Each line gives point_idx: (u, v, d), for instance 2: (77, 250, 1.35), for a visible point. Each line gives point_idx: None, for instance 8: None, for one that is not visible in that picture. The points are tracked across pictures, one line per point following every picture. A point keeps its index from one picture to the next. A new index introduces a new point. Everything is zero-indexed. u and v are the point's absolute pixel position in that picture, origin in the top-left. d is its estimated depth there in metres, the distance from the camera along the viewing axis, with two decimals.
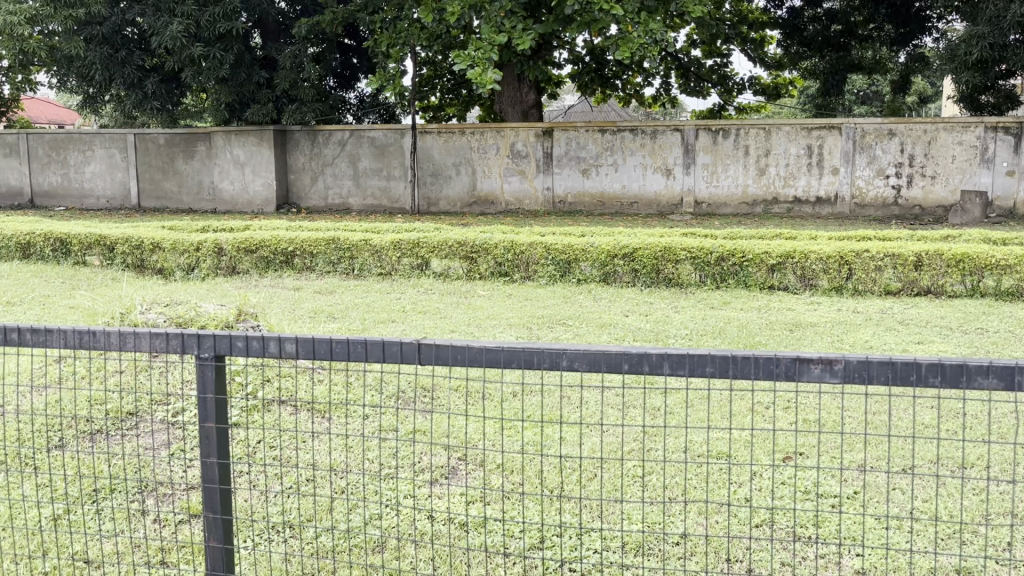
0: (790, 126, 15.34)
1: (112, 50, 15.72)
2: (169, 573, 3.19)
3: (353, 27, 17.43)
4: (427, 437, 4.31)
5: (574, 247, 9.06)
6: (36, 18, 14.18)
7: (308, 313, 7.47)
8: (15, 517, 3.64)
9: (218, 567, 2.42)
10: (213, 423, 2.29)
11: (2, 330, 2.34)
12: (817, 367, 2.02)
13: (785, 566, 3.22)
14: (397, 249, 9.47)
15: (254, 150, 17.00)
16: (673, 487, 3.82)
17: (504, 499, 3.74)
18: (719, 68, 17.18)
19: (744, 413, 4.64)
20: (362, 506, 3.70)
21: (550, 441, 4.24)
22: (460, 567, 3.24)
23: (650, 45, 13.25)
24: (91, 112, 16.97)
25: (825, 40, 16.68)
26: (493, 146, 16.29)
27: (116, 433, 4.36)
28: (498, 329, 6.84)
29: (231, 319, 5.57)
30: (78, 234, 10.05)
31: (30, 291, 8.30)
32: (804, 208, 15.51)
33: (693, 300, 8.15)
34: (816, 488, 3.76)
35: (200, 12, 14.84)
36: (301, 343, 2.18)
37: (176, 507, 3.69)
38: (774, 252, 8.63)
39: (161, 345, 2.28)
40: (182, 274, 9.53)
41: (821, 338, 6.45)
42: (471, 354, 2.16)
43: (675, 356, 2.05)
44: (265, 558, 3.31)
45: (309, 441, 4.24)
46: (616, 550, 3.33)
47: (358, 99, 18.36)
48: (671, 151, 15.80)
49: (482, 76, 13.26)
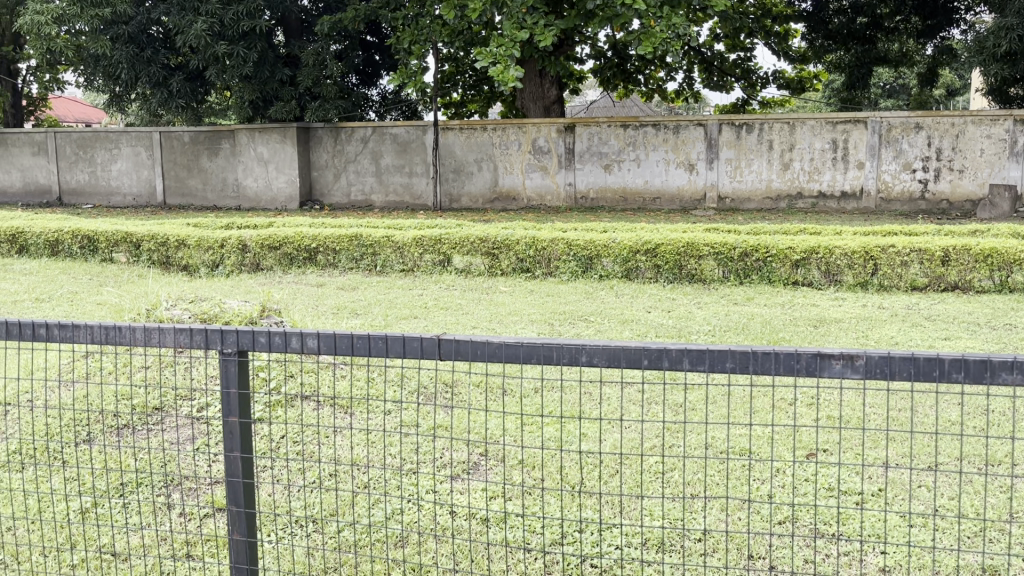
0: (814, 120, 15.19)
1: (137, 49, 15.88)
2: (194, 566, 3.26)
3: (375, 24, 17.55)
4: (449, 433, 4.33)
5: (596, 243, 9.05)
6: (62, 18, 14.38)
7: (331, 309, 7.51)
8: (44, 510, 3.73)
9: (241, 561, 2.42)
10: (236, 417, 2.31)
11: (29, 326, 2.37)
12: (838, 363, 2.00)
13: (808, 564, 3.21)
14: (419, 245, 9.50)
15: (278, 148, 17.12)
16: (694, 483, 3.82)
17: (525, 495, 3.76)
18: (743, 62, 17.09)
19: (768, 409, 4.63)
20: (383, 501, 3.74)
21: (571, 437, 4.25)
22: (482, 562, 3.28)
23: (673, 40, 13.18)
24: (117, 110, 17.17)
25: (851, 33, 16.53)
26: (515, 142, 16.28)
27: (143, 428, 4.42)
28: (519, 325, 6.84)
29: (255, 315, 5.62)
30: (105, 231, 10.17)
31: (59, 288, 8.41)
32: (829, 203, 15.36)
33: (716, 296, 8.11)
34: (840, 485, 3.73)
35: (224, 11, 14.97)
36: (323, 338, 2.20)
37: (201, 501, 3.75)
38: (799, 248, 8.57)
39: (184, 341, 2.30)
40: (207, 272, 9.64)
41: (845, 335, 6.40)
42: (491, 349, 2.15)
43: (695, 352, 2.04)
44: (288, 552, 3.37)
45: (331, 437, 4.29)
46: (638, 546, 3.34)
47: (381, 96, 18.42)
48: (694, 146, 15.71)
49: (504, 73, 13.26)
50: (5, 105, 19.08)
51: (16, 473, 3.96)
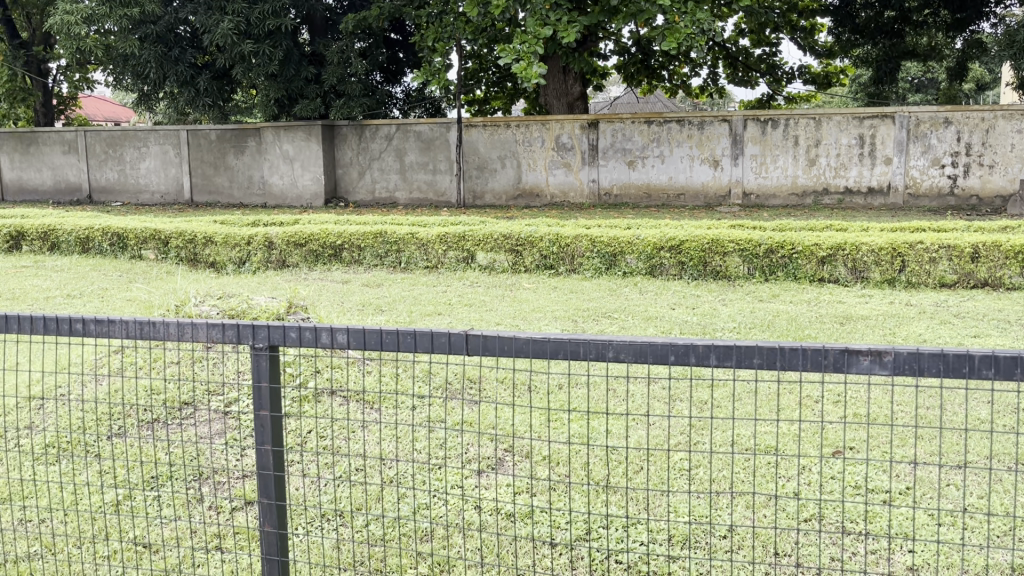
0: (841, 115, 15.03)
1: (165, 49, 16.05)
2: (226, 558, 3.31)
3: (399, 22, 17.64)
4: (475, 428, 4.36)
5: (620, 239, 9.03)
6: (92, 18, 14.60)
7: (356, 306, 7.57)
8: (79, 502, 3.80)
9: (273, 551, 2.46)
10: (267, 411, 2.34)
11: (65, 320, 2.41)
12: (865, 359, 1.99)
13: (835, 561, 3.20)
14: (443, 242, 9.54)
15: (304, 145, 17.23)
16: (720, 480, 3.82)
17: (551, 489, 3.79)
18: (768, 57, 16.97)
19: (794, 407, 4.61)
20: (409, 496, 3.78)
21: (596, 433, 4.26)
22: (507, 557, 3.31)
23: (697, 35, 13.12)
24: (145, 109, 17.37)
25: (878, 27, 16.29)
26: (539, 139, 16.28)
27: (174, 422, 4.50)
28: (543, 322, 6.85)
29: (282, 311, 5.69)
30: (134, 229, 10.30)
31: (90, 285, 8.54)
32: (855, 198, 15.22)
33: (741, 293, 8.07)
34: (867, 483, 3.72)
35: (250, 10, 15.11)
36: (352, 333, 2.22)
37: (231, 494, 3.82)
38: (825, 244, 8.50)
39: (217, 335, 2.33)
40: (234, 268, 9.73)
41: (872, 332, 6.35)
42: (518, 344, 2.16)
43: (721, 348, 2.05)
44: (317, 545, 3.42)
45: (358, 432, 4.33)
46: (663, 543, 3.35)
47: (405, 93, 18.50)
48: (719, 142, 15.61)
49: (528, 70, 13.24)
50: (36, 104, 19.37)
51: (53, 466, 4.04)
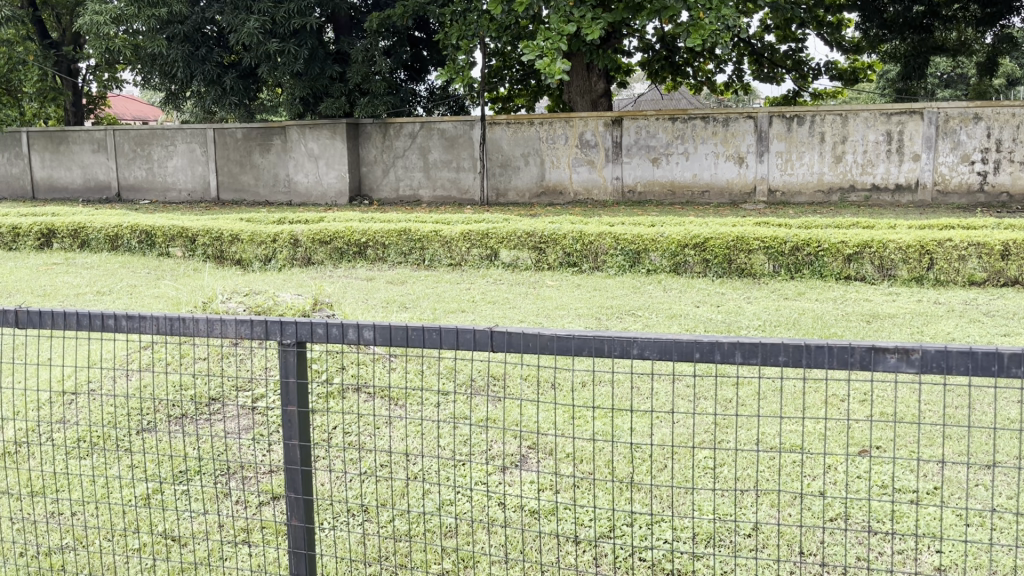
0: (868, 111, 14.87)
1: (192, 48, 16.20)
2: (253, 551, 3.37)
3: (423, 20, 17.69)
4: (499, 425, 4.39)
5: (644, 237, 9.00)
6: (120, 18, 14.79)
7: (381, 303, 7.61)
8: (109, 495, 3.87)
9: (300, 545, 2.47)
10: (295, 407, 2.36)
11: (98, 316, 2.45)
12: (892, 358, 1.96)
13: (861, 561, 3.18)
14: (467, 240, 9.58)
15: (329, 143, 17.33)
16: (744, 479, 3.81)
17: (576, 486, 3.79)
18: (794, 53, 16.79)
19: (819, 405, 4.58)
20: (434, 493, 3.81)
21: (620, 431, 4.27)
22: (531, 553, 3.33)
23: (722, 32, 13.05)
24: (172, 107, 17.56)
25: (906, 23, 15.86)
26: (563, 136, 16.27)
27: (202, 417, 4.57)
28: (566, 320, 6.87)
29: (308, 308, 5.75)
30: (162, 227, 10.43)
31: (119, 281, 8.66)
32: (883, 195, 15.06)
33: (766, 291, 8.00)
34: (894, 483, 3.69)
35: (275, 9, 15.22)
36: (378, 330, 2.23)
37: (258, 488, 3.88)
38: (851, 241, 8.42)
39: (246, 332, 2.36)
40: (260, 265, 9.81)
41: (900, 330, 6.28)
42: (543, 341, 2.17)
43: (747, 345, 2.04)
44: (343, 540, 3.46)
45: (384, 428, 4.37)
46: (688, 541, 3.35)
47: (428, 91, 18.56)
48: (744, 138, 15.49)
49: (551, 67, 13.20)
50: (66, 104, 19.66)
51: (85, 459, 4.13)
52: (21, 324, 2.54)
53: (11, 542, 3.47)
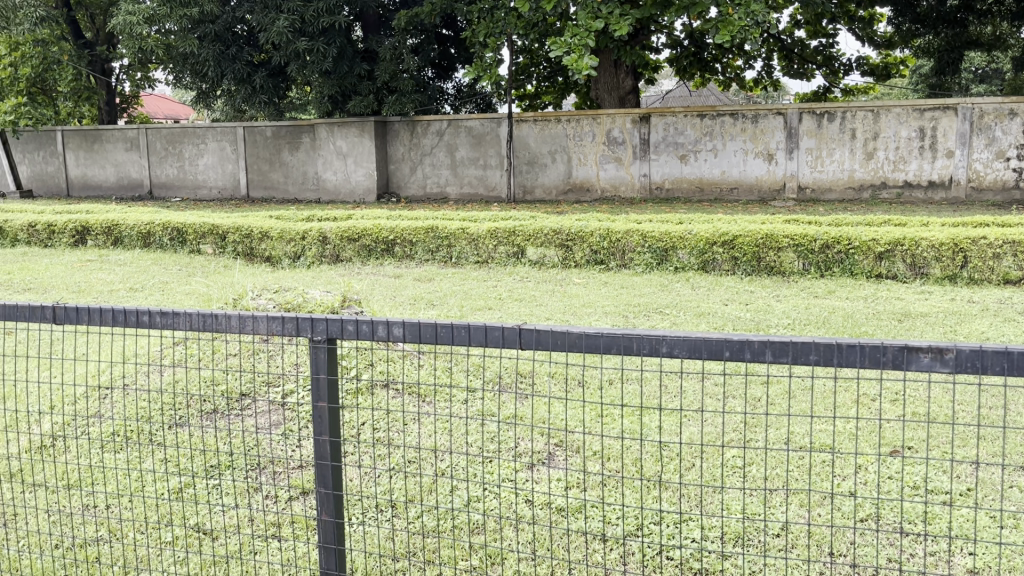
0: (900, 108, 14.68)
1: (223, 48, 16.35)
2: (281, 546, 3.40)
3: (450, 18, 17.82)
4: (526, 422, 4.41)
5: (671, 235, 8.96)
6: (153, 18, 15.01)
7: (408, 300, 7.65)
8: (142, 488, 3.94)
9: (330, 540, 2.49)
10: (325, 403, 2.38)
11: (132, 313, 2.49)
12: (926, 357, 1.93)
13: (892, 562, 3.15)
14: (494, 237, 9.59)
15: (357, 141, 17.42)
16: (773, 478, 3.79)
17: (604, 484, 3.79)
18: (825, 48, 16.64)
19: (849, 405, 4.55)
20: (463, 490, 3.82)
21: (648, 429, 4.27)
22: (559, 551, 3.33)
23: (751, 27, 12.92)
24: (203, 106, 17.76)
25: (940, 17, 15.73)
26: (590, 133, 16.23)
27: (233, 413, 4.63)
28: (594, 317, 6.85)
29: (337, 305, 5.80)
30: (193, 224, 10.55)
31: (151, 278, 8.78)
32: (915, 192, 14.87)
33: (796, 289, 7.93)
34: (926, 484, 3.64)
35: (305, 8, 15.32)
36: (407, 326, 2.24)
37: (288, 483, 3.93)
38: (883, 239, 8.32)
39: (277, 328, 2.38)
40: (289, 262, 9.90)
41: (933, 330, 6.19)
42: (571, 339, 2.17)
43: (777, 344, 2.03)
44: (372, 536, 3.49)
45: (412, 424, 4.41)
46: (716, 540, 3.33)
47: (456, 88, 18.60)
48: (774, 135, 15.35)
49: (579, 63, 13.15)
50: (100, 102, 19.97)
51: (118, 453, 4.20)
52: (58, 320, 2.57)
53: (48, 535, 3.53)
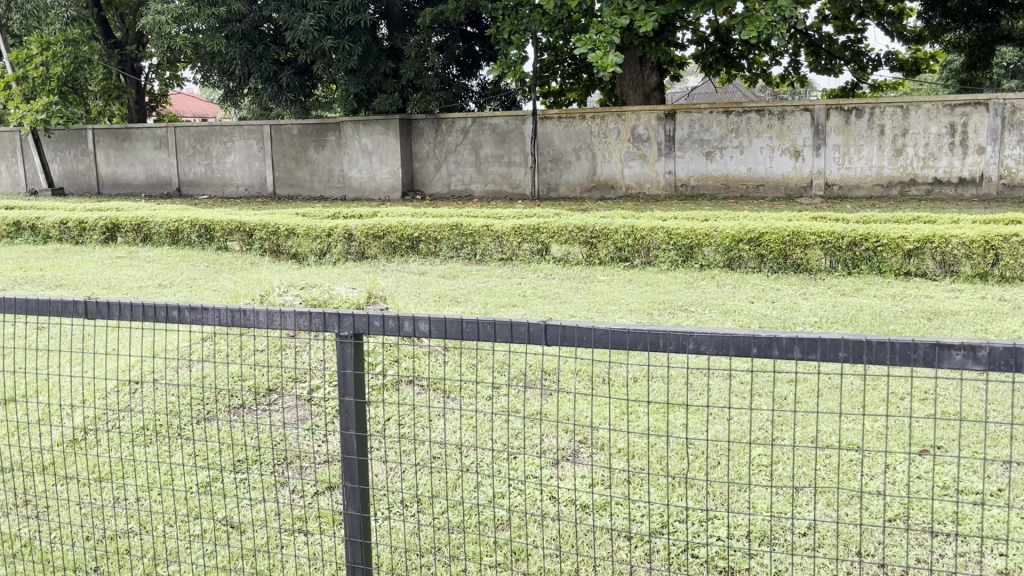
0: (930, 103, 14.49)
1: (250, 46, 16.48)
2: (305, 540, 3.44)
3: (475, 15, 17.87)
4: (551, 419, 4.41)
5: (697, 232, 8.92)
6: (181, 17, 15.23)
7: (432, 297, 7.67)
8: (170, 481, 4.00)
9: (356, 534, 2.51)
10: (352, 397, 2.39)
11: (162, 308, 2.51)
12: (957, 354, 1.90)
13: (921, 562, 3.11)
14: (518, 234, 9.59)
15: (382, 139, 17.49)
16: (800, 477, 3.76)
17: (629, 481, 3.79)
18: (853, 44, 16.44)
19: (878, 404, 4.51)
20: (488, 487, 3.83)
21: (674, 427, 4.26)
22: (583, 547, 3.33)
23: (778, 23, 12.79)
24: (231, 104, 17.92)
25: (971, 11, 15.49)
26: (615, 130, 16.17)
27: (259, 408, 4.68)
28: (618, 315, 6.83)
29: (362, 302, 5.83)
30: (221, 221, 10.65)
31: (179, 275, 8.88)
32: (945, 189, 14.66)
33: (823, 287, 7.87)
34: (957, 484, 3.60)
35: (331, 7, 15.41)
36: (433, 322, 2.25)
37: (314, 478, 3.97)
38: (912, 237, 8.22)
39: (304, 323, 2.40)
40: (315, 259, 9.99)
41: (963, 328, 6.12)
42: (597, 335, 2.15)
43: (806, 341, 1.98)
44: (396, 531, 3.52)
45: (436, 420, 4.45)
46: (742, 538, 3.32)
47: (480, 86, 18.65)
48: (800, 132, 15.22)
49: (604, 60, 13.10)
50: (130, 101, 20.23)
51: (146, 448, 4.26)
52: (90, 314, 2.60)
53: (79, 527, 3.59)
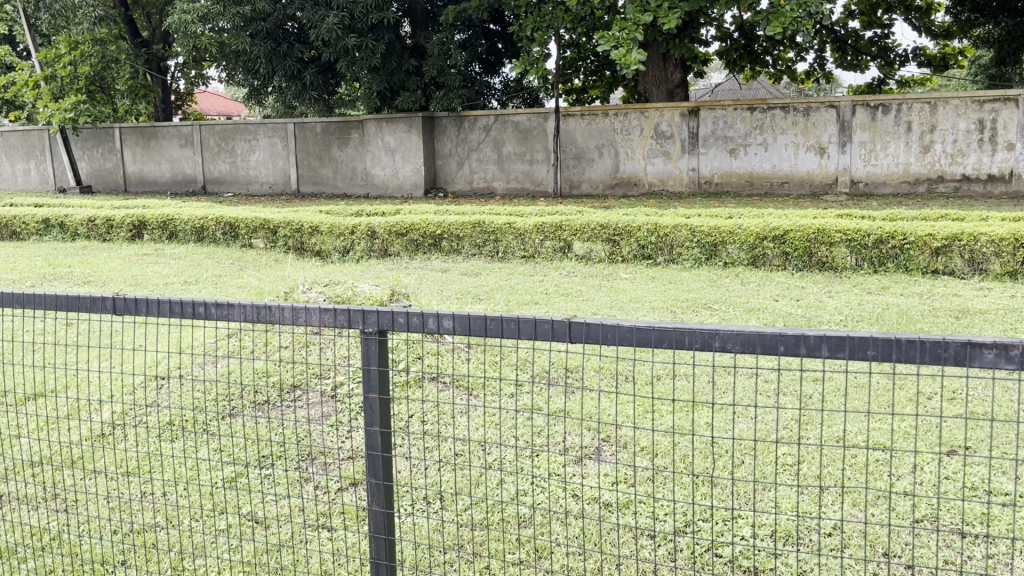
0: (958, 99, 14.29)
1: (274, 45, 16.56)
2: (329, 537, 3.46)
3: (498, 13, 17.86)
4: (574, 417, 4.41)
5: (721, 229, 8.86)
6: (207, 16, 15.39)
7: (455, 294, 7.68)
8: (196, 477, 4.04)
9: (380, 530, 2.51)
10: (376, 394, 2.39)
11: (189, 304, 2.53)
12: (990, 353, 1.87)
13: (950, 564, 3.07)
14: (540, 232, 9.57)
15: (405, 137, 17.54)
16: (826, 475, 3.73)
17: (652, 480, 3.77)
18: (880, 39, 16.24)
19: (905, 403, 4.46)
20: (511, 484, 3.84)
21: (698, 426, 4.24)
22: (605, 545, 3.33)
23: (804, 19, 12.66)
24: (255, 103, 18.05)
25: (1001, 6, 15.28)
26: (637, 127, 16.11)
27: (283, 404, 4.72)
28: (641, 312, 6.80)
29: (385, 298, 5.87)
30: (245, 219, 10.73)
31: (204, 271, 8.95)
32: (974, 186, 14.46)
33: (849, 285, 7.80)
34: (986, 485, 3.55)
35: (354, 5, 15.47)
36: (457, 319, 2.24)
37: (338, 474, 4.00)
38: (939, 235, 8.12)
39: (329, 320, 2.40)
40: (339, 257, 10.03)
41: (992, 327, 6.03)
42: (622, 332, 2.12)
43: (834, 339, 1.96)
44: (419, 527, 3.54)
45: (459, 417, 4.47)
46: (767, 537, 3.29)
47: (503, 84, 18.66)
48: (826, 128, 15.07)
49: (627, 57, 13.02)
50: (156, 100, 20.44)
51: (172, 443, 4.31)
52: (118, 311, 2.62)
53: (107, 521, 3.64)
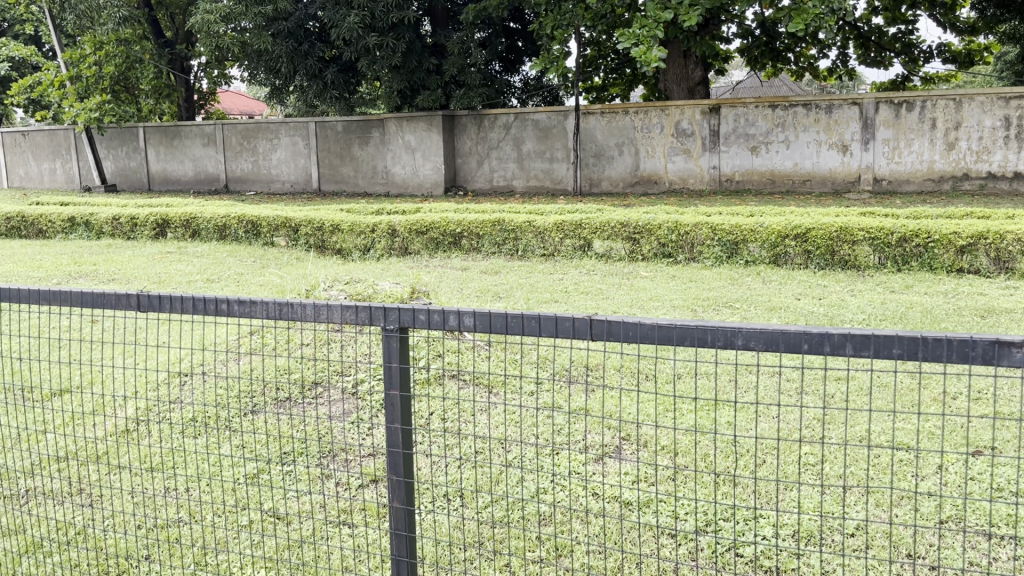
0: (984, 96, 14.12)
1: (295, 44, 16.63)
2: (348, 533, 3.48)
3: (518, 11, 17.86)
4: (595, 415, 4.41)
5: (742, 227, 8.79)
6: (229, 16, 15.64)
7: (475, 293, 7.68)
8: (219, 472, 4.09)
9: (401, 527, 2.51)
10: (397, 391, 2.40)
11: (212, 301, 2.55)
12: (1019, 351, 1.85)
13: (975, 565, 3.04)
14: (560, 231, 9.56)
15: (425, 135, 17.58)
16: (849, 475, 3.70)
17: (673, 479, 3.77)
18: (904, 35, 16.07)
19: (931, 402, 4.42)
20: (531, 482, 3.85)
21: (720, 425, 4.22)
22: (625, 544, 3.33)
23: (827, 15, 12.55)
24: (277, 102, 18.16)
25: None
26: (658, 125, 16.05)
27: (304, 401, 4.75)
28: (661, 311, 6.78)
29: (405, 296, 5.89)
30: (267, 217, 10.81)
31: (226, 269, 9.03)
32: (1000, 183, 14.27)
33: (872, 283, 7.72)
34: (1012, 487, 3.50)
35: (374, 4, 15.53)
36: (478, 317, 2.23)
37: (358, 471, 4.03)
38: (965, 232, 8.03)
39: (351, 317, 2.41)
40: (359, 254, 10.08)
41: (1018, 326, 5.95)
42: (644, 329, 2.12)
43: (859, 337, 1.94)
44: (440, 524, 3.55)
45: (479, 416, 4.48)
46: (788, 537, 3.28)
47: (523, 82, 18.66)
48: (849, 126, 14.92)
49: (647, 55, 12.95)
50: (179, 100, 20.62)
51: (196, 440, 4.36)
52: (142, 307, 2.64)
53: (131, 516, 3.68)
